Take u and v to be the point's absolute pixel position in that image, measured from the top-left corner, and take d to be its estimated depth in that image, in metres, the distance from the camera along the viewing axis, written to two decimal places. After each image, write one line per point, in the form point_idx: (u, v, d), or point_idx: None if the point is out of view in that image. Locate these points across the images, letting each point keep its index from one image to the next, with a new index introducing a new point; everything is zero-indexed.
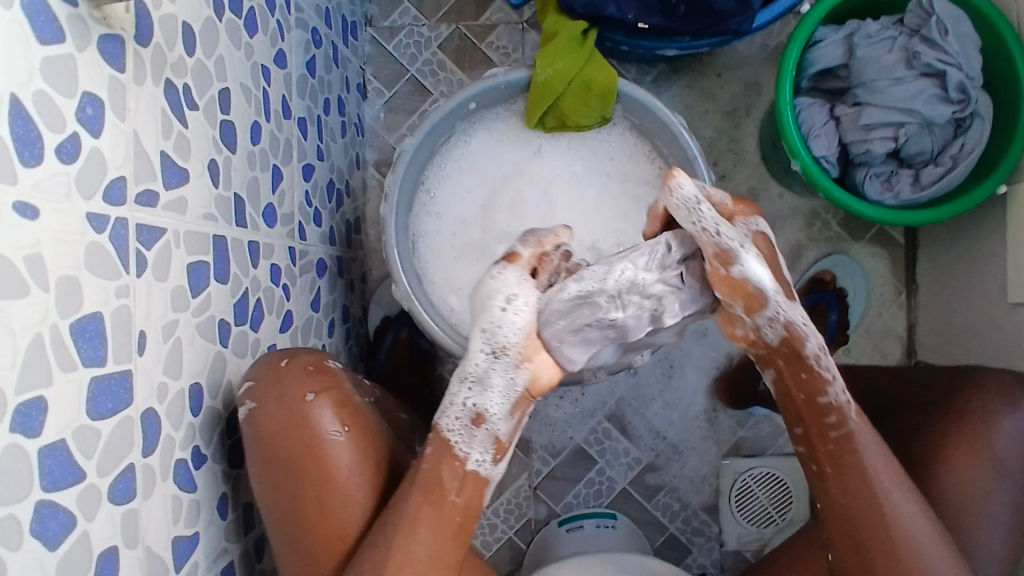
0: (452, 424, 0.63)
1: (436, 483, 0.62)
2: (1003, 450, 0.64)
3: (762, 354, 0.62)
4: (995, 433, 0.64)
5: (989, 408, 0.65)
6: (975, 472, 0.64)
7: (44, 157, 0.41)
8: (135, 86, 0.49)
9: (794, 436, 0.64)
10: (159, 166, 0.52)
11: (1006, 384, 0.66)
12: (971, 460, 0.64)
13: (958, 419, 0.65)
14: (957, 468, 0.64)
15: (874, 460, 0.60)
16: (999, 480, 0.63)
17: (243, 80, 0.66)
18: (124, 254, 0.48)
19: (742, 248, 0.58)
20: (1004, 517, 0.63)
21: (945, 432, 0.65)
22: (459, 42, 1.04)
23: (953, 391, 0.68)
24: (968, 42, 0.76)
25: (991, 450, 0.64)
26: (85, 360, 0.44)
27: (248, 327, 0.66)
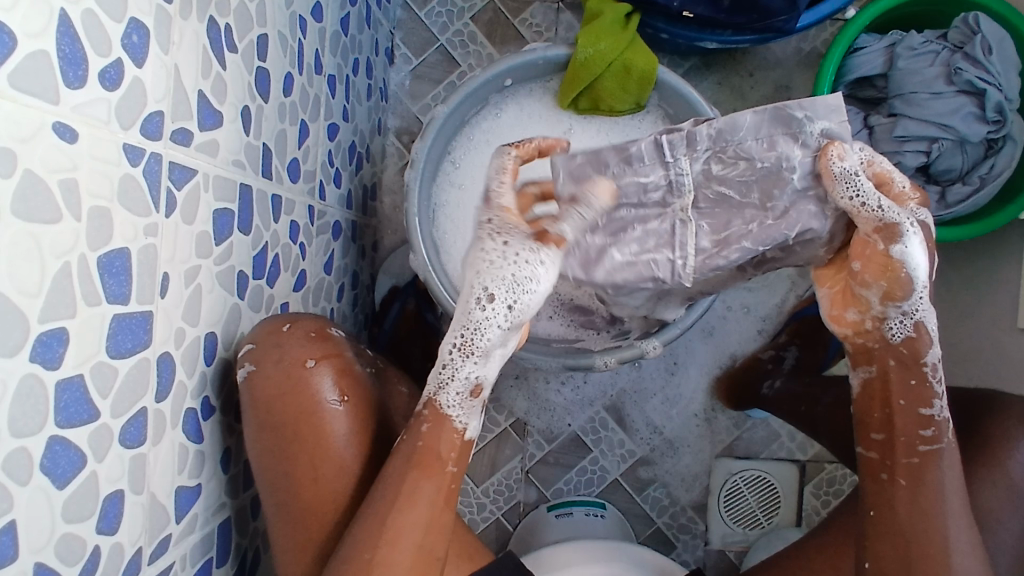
0: (452, 400, 0.61)
1: (433, 457, 0.61)
2: (1019, 477, 0.64)
3: (874, 348, 0.60)
4: (1009, 457, 0.65)
5: (1011, 436, 0.65)
6: (994, 499, 0.64)
7: (88, 80, 0.39)
8: (181, 20, 0.48)
9: (868, 439, 0.62)
10: (195, 107, 0.51)
11: None
12: (986, 480, 0.64)
13: (981, 443, 0.66)
14: (971, 488, 0.65)
15: (951, 480, 0.59)
16: (1013, 503, 0.64)
17: (280, 28, 0.64)
18: (156, 191, 0.46)
19: (909, 226, 0.55)
20: (1011, 540, 0.64)
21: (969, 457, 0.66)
22: (492, 15, 1.02)
23: (975, 414, 0.68)
24: (1010, 64, 0.76)
25: (1005, 472, 0.64)
26: (109, 297, 0.43)
27: (265, 280, 0.65)
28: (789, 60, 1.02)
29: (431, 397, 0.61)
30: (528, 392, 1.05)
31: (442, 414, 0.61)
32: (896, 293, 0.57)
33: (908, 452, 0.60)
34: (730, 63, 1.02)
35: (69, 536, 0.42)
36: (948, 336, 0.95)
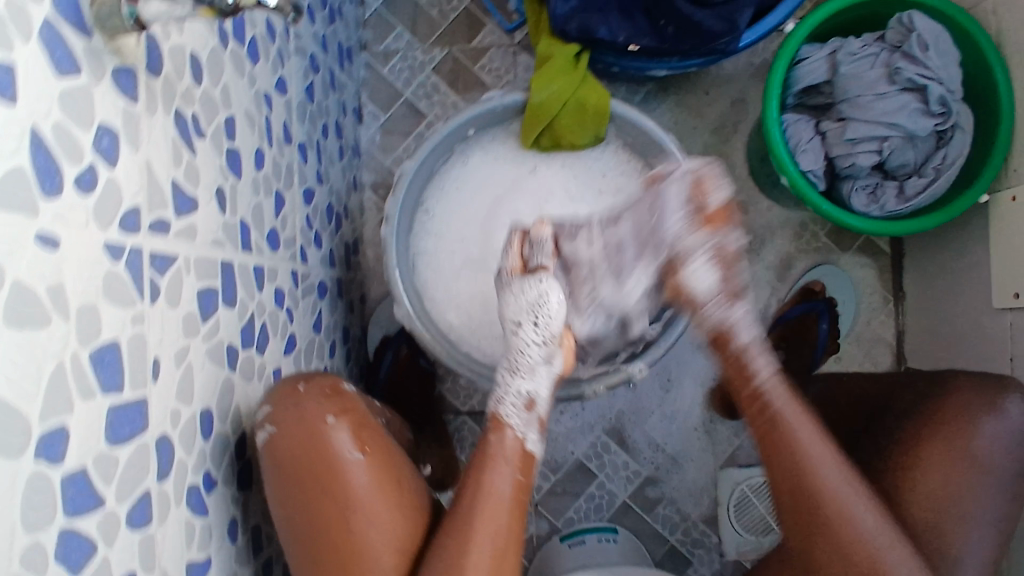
0: (509, 409, 0.71)
1: (500, 456, 0.68)
2: (983, 453, 0.67)
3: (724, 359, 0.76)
4: (975, 435, 0.68)
5: (966, 412, 0.69)
6: (954, 476, 0.67)
7: (64, 187, 0.41)
8: (148, 116, 0.50)
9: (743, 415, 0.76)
10: (170, 195, 0.53)
11: (977, 384, 0.70)
12: (945, 460, 0.68)
13: (937, 422, 0.70)
14: (922, 468, 0.69)
15: (806, 435, 0.70)
16: (980, 480, 0.67)
17: (246, 108, 0.67)
18: (139, 282, 0.49)
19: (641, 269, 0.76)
20: (989, 516, 0.67)
21: (920, 436, 0.70)
22: (452, 65, 1.06)
23: (929, 396, 0.72)
24: (947, 58, 0.78)
25: (968, 450, 0.68)
26: (103, 388, 0.45)
27: (254, 349, 0.67)
28: (742, 75, 1.06)
29: (495, 411, 0.71)
30: None
31: (504, 429, 0.70)
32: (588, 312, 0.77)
33: (764, 426, 0.72)
34: (686, 84, 1.06)
35: None
36: (931, 322, 0.98)
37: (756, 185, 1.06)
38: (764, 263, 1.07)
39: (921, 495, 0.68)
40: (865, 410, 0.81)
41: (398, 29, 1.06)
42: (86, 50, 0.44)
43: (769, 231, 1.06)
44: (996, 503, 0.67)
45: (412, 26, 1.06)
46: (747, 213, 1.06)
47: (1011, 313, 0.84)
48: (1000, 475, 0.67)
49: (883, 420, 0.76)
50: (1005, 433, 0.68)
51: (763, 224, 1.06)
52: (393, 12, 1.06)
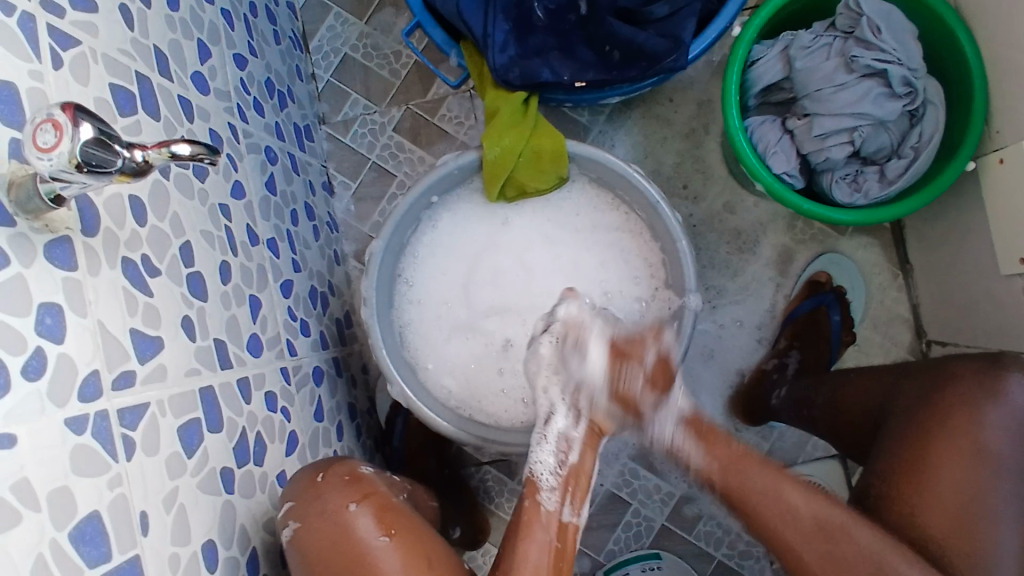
0: (544, 472, 0.70)
1: (536, 525, 0.67)
2: (993, 441, 0.66)
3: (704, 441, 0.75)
4: (981, 425, 0.67)
5: (969, 400, 0.68)
6: (969, 469, 0.65)
7: (10, 383, 0.42)
8: (92, 277, 0.51)
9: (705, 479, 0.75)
10: (130, 346, 0.53)
11: (978, 368, 0.70)
12: (951, 456, 0.66)
13: (942, 414, 0.68)
14: (935, 465, 0.66)
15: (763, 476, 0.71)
16: (995, 471, 0.65)
17: (202, 227, 0.68)
18: (110, 445, 0.49)
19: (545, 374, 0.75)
20: (1011, 507, 0.64)
21: (929, 432, 0.68)
22: (412, 121, 1.06)
23: (934, 386, 0.71)
24: (903, 35, 0.76)
25: (976, 443, 0.66)
26: (89, 562, 0.45)
27: (252, 463, 0.67)
28: (703, 75, 1.03)
29: (528, 475, 0.71)
30: None
31: (537, 496, 0.69)
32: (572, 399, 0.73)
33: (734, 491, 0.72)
34: (648, 96, 1.04)
35: None
36: (943, 292, 0.95)
37: (738, 184, 1.03)
38: (762, 260, 1.04)
39: (939, 496, 0.66)
40: (870, 409, 0.79)
41: (352, 96, 1.06)
42: (9, 237, 0.44)
43: (760, 227, 1.04)
44: (1017, 493, 0.65)
45: (366, 91, 1.06)
46: (734, 213, 1.03)
47: (1020, 278, 0.79)
48: (1014, 462, 0.66)
49: (888, 422, 0.74)
50: (1011, 418, 0.67)
51: (753, 220, 1.04)
52: (345, 80, 1.06)
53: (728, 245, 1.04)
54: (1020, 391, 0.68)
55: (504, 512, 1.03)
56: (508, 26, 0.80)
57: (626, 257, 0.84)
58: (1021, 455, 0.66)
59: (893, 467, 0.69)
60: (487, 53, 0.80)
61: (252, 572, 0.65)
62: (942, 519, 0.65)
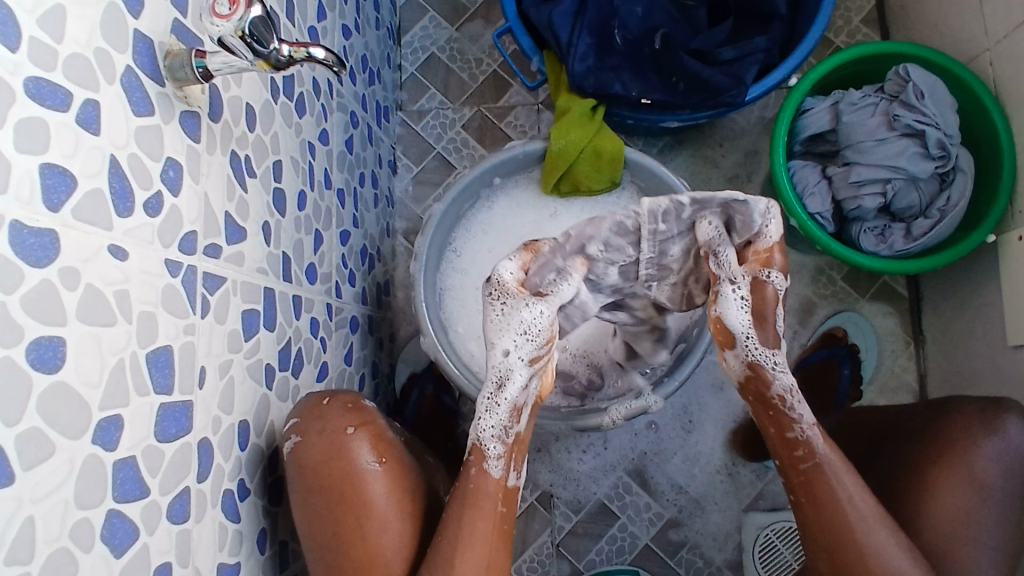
0: (489, 436, 0.70)
1: (482, 496, 0.68)
2: (985, 472, 0.68)
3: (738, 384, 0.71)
4: (977, 458, 0.69)
5: (969, 432, 0.70)
6: (963, 495, 0.68)
7: (134, 209, 0.48)
8: (207, 154, 0.58)
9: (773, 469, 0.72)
10: (223, 225, 0.60)
11: (983, 405, 0.72)
12: (956, 481, 0.68)
13: (942, 445, 0.70)
14: (933, 490, 0.69)
15: (843, 481, 0.67)
16: (985, 501, 0.68)
17: (293, 154, 0.75)
18: (193, 297, 0.55)
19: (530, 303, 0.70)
20: (994, 538, 0.67)
21: (930, 461, 0.70)
22: (480, 122, 1.15)
23: (935, 417, 0.73)
24: (944, 105, 0.83)
25: (973, 472, 0.68)
26: (156, 388, 0.50)
27: (290, 372, 0.72)
28: (754, 128, 1.12)
29: (476, 442, 0.70)
30: (551, 463, 1.07)
31: (484, 459, 0.69)
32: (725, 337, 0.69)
33: (799, 486, 0.69)
34: (700, 138, 1.12)
35: None
36: (953, 363, 0.99)
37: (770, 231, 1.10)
38: (784, 307, 1.09)
39: (930, 518, 0.68)
40: (872, 434, 0.81)
41: (431, 90, 1.16)
42: (157, 94, 0.51)
43: (786, 276, 1.09)
44: (1001, 525, 0.68)
45: (444, 88, 1.16)
46: None
47: None
48: (1002, 495, 0.68)
49: (889, 450, 0.76)
50: (1006, 455, 0.69)
51: None
52: (427, 75, 1.16)
53: None
54: (1018, 432, 0.69)
55: None
56: (591, 41, 0.89)
57: None
58: (1012, 490, 0.68)
59: (897, 487, 0.72)
60: (567, 60, 0.88)
61: (271, 470, 0.68)
62: (936, 537, 0.68)
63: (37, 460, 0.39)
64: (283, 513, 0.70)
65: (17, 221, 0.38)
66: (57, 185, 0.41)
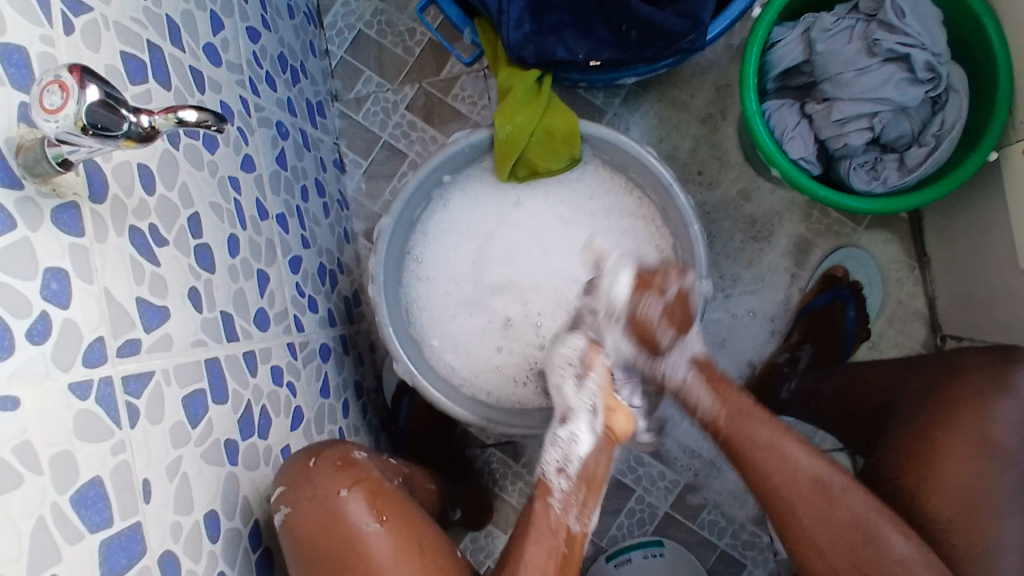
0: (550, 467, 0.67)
1: (544, 528, 0.65)
2: (1001, 437, 0.63)
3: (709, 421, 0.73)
4: (989, 418, 0.64)
5: (980, 394, 0.65)
6: (974, 462, 0.63)
7: (15, 345, 0.42)
8: (99, 244, 0.51)
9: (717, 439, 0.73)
10: (137, 314, 0.54)
11: (986, 355, 0.67)
12: (961, 449, 0.64)
13: (950, 406, 0.66)
14: (936, 454, 0.65)
15: (799, 457, 0.67)
16: (1001, 464, 0.63)
17: (212, 199, 0.68)
18: (114, 411, 0.49)
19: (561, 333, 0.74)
20: (1019, 501, 0.62)
21: (938, 426, 0.66)
22: (425, 99, 1.05)
23: (944, 376, 0.69)
24: (929, 18, 0.73)
25: (984, 437, 0.64)
26: (90, 527, 0.45)
27: (257, 436, 0.67)
28: (722, 59, 1.02)
29: (540, 476, 0.68)
30: None
31: (546, 494, 0.66)
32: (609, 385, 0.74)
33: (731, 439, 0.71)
34: (666, 78, 1.02)
35: None
36: (962, 284, 0.93)
37: (753, 170, 1.02)
38: (778, 249, 1.02)
39: (942, 490, 0.64)
40: (881, 395, 0.77)
41: (365, 73, 1.06)
42: (16, 201, 0.44)
43: (775, 215, 1.02)
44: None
45: (379, 68, 1.05)
46: (750, 200, 1.02)
47: None
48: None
49: (897, 415, 0.72)
50: (1022, 414, 0.64)
51: (768, 208, 1.02)
52: (358, 57, 1.06)
53: (743, 233, 1.02)
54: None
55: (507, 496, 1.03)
56: (523, 2, 0.79)
57: (636, 243, 0.83)
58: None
59: (899, 461, 0.68)
60: (501, 30, 0.79)
61: (255, 545, 0.65)
62: (946, 507, 0.64)
63: None
64: None
65: None
66: None
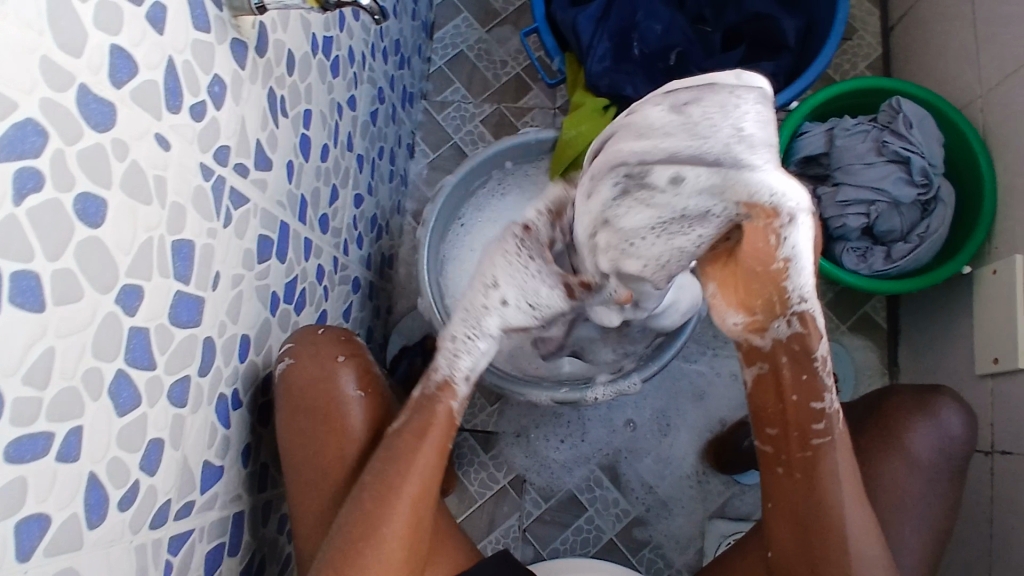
0: (462, 371, 0.76)
1: (439, 424, 0.72)
2: (918, 452, 0.73)
3: (771, 349, 0.73)
4: (908, 434, 0.73)
5: (904, 413, 0.74)
6: (891, 467, 0.73)
7: (182, 108, 0.53)
8: (249, 83, 0.63)
9: (766, 437, 0.75)
10: (253, 150, 0.65)
11: (918, 389, 0.76)
12: (890, 459, 0.73)
13: (882, 421, 0.74)
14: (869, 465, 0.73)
15: (846, 469, 0.70)
16: (916, 475, 0.72)
17: (322, 108, 0.81)
18: (218, 204, 0.59)
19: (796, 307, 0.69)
20: (921, 511, 0.72)
21: (870, 439, 0.74)
22: (498, 118, 1.21)
23: (876, 399, 0.77)
24: (930, 136, 0.89)
25: (904, 448, 0.73)
26: (176, 274, 0.54)
27: (292, 307, 0.76)
28: None
29: (445, 381, 0.75)
30: (527, 449, 1.11)
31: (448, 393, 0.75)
32: (776, 305, 0.70)
33: (801, 460, 0.72)
34: None
35: (120, 463, 0.49)
36: None
37: None
38: None
39: (866, 491, 0.73)
40: None
41: (455, 84, 1.22)
42: (216, 16, 0.56)
43: None
44: (930, 494, 0.72)
45: (468, 83, 1.22)
46: None
47: (991, 378, 0.88)
48: (931, 471, 0.73)
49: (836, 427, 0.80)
50: (934, 435, 0.73)
51: None
52: (453, 70, 1.23)
53: None
54: (951, 417, 0.73)
55: (468, 481, 1.09)
56: (609, 46, 0.96)
57: None
58: (937, 467, 0.73)
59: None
60: (587, 61, 0.95)
61: (263, 392, 0.71)
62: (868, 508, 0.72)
63: (65, 300, 0.42)
64: (268, 437, 0.73)
65: (85, 85, 0.42)
66: (123, 66, 0.46)
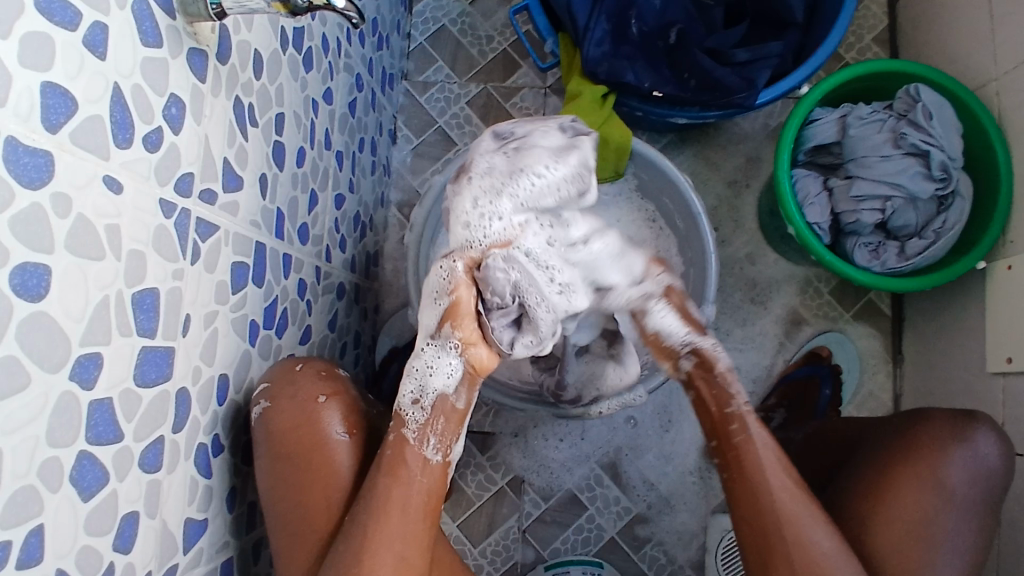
0: (408, 402, 0.69)
1: (403, 463, 0.66)
2: (952, 483, 0.70)
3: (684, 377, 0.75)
4: (945, 462, 0.71)
5: (938, 441, 0.72)
6: (922, 497, 0.70)
7: (133, 141, 0.46)
8: (211, 96, 0.56)
9: (709, 447, 0.73)
10: (220, 171, 0.58)
11: (953, 414, 0.74)
12: (920, 491, 0.70)
13: (913, 447, 0.72)
14: (896, 493, 0.71)
15: (769, 462, 0.68)
16: (949, 506, 0.70)
17: (296, 108, 0.73)
18: (184, 240, 0.53)
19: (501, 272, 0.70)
20: (956, 546, 0.69)
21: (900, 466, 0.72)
22: (485, 100, 1.13)
23: (904, 424, 0.75)
24: (950, 127, 0.87)
25: (937, 478, 0.70)
26: (139, 329, 0.48)
27: (274, 331, 0.71)
28: (758, 135, 1.12)
29: (397, 409, 0.69)
30: (525, 449, 1.08)
31: (401, 423, 0.68)
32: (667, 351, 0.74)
33: (731, 463, 0.70)
34: (705, 138, 1.12)
35: (89, 549, 0.44)
36: (928, 385, 1.01)
37: (764, 239, 1.10)
38: (772, 316, 1.09)
39: (889, 519, 0.70)
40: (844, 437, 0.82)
41: (438, 63, 1.14)
42: (167, 26, 0.49)
43: (775, 284, 1.10)
44: (963, 532, 0.69)
45: (452, 62, 1.14)
46: (755, 265, 1.10)
47: (1003, 378, 0.86)
48: (966, 504, 0.70)
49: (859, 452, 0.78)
50: (971, 464, 0.71)
51: (770, 276, 1.10)
52: (435, 47, 1.14)
53: (743, 293, 1.10)
54: (987, 446, 0.71)
55: (465, 483, 1.06)
56: (608, 27, 0.89)
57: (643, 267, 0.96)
58: (974, 501, 0.70)
59: (854, 491, 0.73)
60: (583, 44, 0.88)
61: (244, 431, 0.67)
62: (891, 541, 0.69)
63: (9, 390, 0.36)
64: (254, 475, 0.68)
65: (12, 137, 0.36)
66: (57, 105, 0.39)
